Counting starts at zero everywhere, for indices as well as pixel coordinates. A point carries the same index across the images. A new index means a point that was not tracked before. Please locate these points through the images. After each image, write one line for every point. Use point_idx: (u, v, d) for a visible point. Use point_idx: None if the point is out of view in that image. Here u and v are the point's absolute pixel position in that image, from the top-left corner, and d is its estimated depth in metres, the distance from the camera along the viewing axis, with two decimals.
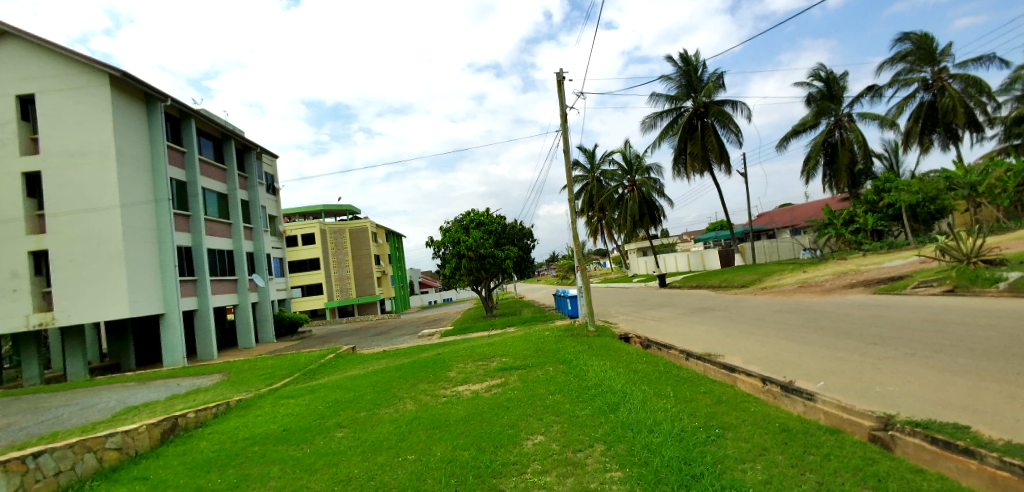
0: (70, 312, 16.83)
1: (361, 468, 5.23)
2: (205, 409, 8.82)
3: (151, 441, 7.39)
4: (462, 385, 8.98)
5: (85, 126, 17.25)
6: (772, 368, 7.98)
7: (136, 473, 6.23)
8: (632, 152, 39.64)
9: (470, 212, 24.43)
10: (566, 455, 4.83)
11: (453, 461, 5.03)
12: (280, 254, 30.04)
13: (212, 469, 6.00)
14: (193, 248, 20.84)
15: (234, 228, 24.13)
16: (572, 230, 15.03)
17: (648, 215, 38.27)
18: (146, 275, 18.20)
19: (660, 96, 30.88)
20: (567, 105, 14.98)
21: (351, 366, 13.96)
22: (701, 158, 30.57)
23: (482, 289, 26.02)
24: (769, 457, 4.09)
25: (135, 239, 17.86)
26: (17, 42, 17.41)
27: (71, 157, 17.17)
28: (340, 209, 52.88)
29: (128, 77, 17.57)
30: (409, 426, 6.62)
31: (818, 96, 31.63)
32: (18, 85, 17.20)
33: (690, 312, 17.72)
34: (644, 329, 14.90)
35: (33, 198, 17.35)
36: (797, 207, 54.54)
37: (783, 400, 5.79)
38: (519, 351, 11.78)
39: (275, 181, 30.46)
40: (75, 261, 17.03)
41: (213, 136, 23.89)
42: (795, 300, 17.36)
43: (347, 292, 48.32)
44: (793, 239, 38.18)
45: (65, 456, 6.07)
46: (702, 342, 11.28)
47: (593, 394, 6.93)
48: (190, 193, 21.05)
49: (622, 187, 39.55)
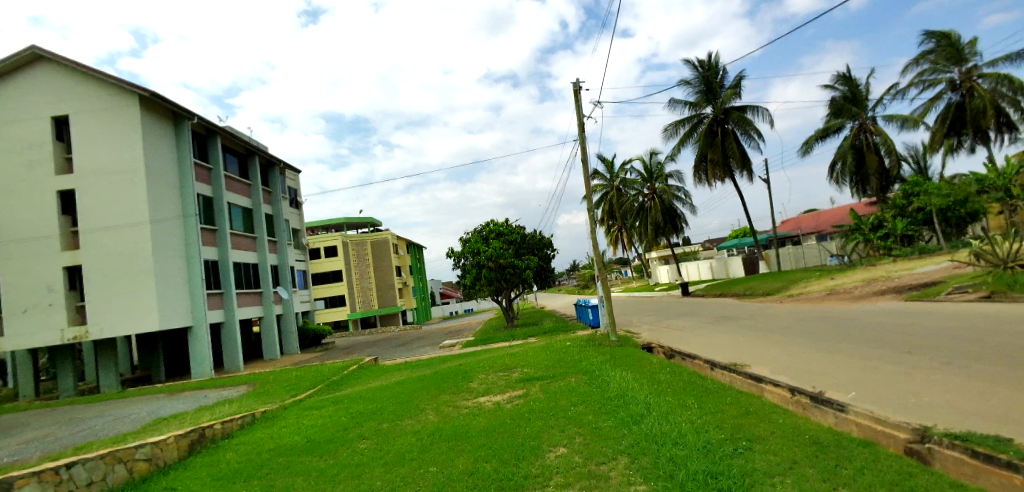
0: (103, 325, 17.40)
1: (384, 480, 5.24)
2: (231, 420, 8.96)
3: (179, 453, 7.53)
4: (483, 396, 8.99)
5: (116, 144, 17.86)
6: (799, 378, 7.80)
7: (164, 484, 6.35)
8: (652, 159, 39.27)
9: (489, 223, 24.57)
10: (589, 468, 4.77)
11: (475, 473, 5.00)
12: (304, 266, 30.68)
13: (238, 480, 6.09)
14: (220, 262, 21.27)
15: (260, 242, 24.66)
16: (591, 238, 15.00)
17: (670, 223, 37.81)
18: (174, 289, 18.61)
19: (679, 103, 30.60)
20: (583, 114, 15.04)
21: (372, 377, 14.11)
22: (722, 165, 30.37)
23: (503, 299, 25.79)
24: (800, 471, 3.98)
25: (165, 253, 18.35)
26: (50, 65, 18.12)
27: (104, 174, 17.79)
28: (361, 222, 53.60)
29: (156, 97, 18.14)
30: (431, 437, 6.62)
31: (838, 99, 30.79)
32: (53, 106, 17.89)
33: (714, 321, 17.32)
34: (667, 338, 14.81)
35: (67, 216, 18.02)
36: (823, 212, 53.19)
37: (813, 411, 5.63)
38: (541, 362, 11.74)
39: (298, 195, 31.12)
40: (107, 275, 17.58)
41: (238, 152, 24.50)
42: (823, 308, 16.94)
43: (369, 303, 48.84)
44: (819, 245, 37.19)
45: (97, 466, 6.20)
46: (725, 352, 11.12)
47: (615, 405, 6.85)
48: (217, 209, 21.59)
49: (642, 195, 39.23)
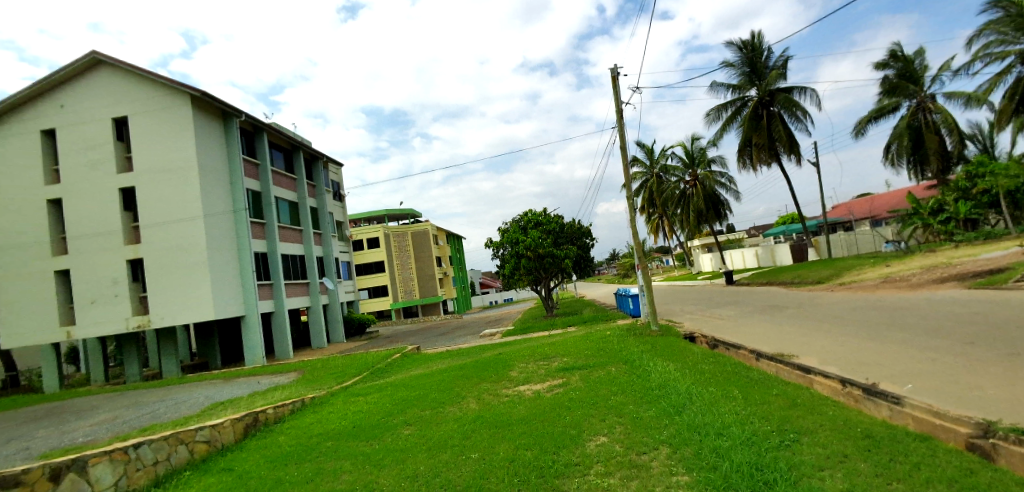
0: (164, 314, 18.46)
1: (428, 465, 5.39)
2: (283, 405, 9.38)
3: (236, 435, 7.95)
4: (523, 385, 9.06)
5: (171, 143, 18.79)
6: (851, 370, 7.52)
7: (222, 465, 6.73)
8: (694, 145, 38.26)
9: (527, 213, 24.58)
10: (629, 457, 4.77)
11: (516, 460, 5.07)
12: (348, 258, 31.57)
13: (290, 462, 6.39)
14: (269, 254, 22.15)
15: (305, 234, 25.51)
16: (631, 227, 14.80)
17: (713, 210, 36.80)
18: (227, 280, 19.52)
19: (721, 86, 29.62)
20: (622, 101, 14.79)
21: (416, 365, 14.46)
22: (767, 149, 29.27)
23: (543, 289, 25.83)
24: (850, 465, 3.85)
25: (217, 246, 19.24)
26: (109, 69, 19.15)
27: (161, 171, 18.76)
28: (402, 213, 54.62)
29: (206, 96, 18.94)
30: (472, 424, 6.74)
31: (893, 78, 29.03)
32: (112, 108, 18.94)
33: (760, 311, 16.83)
34: (711, 328, 14.51)
35: (129, 212, 19.13)
36: (878, 196, 50.58)
37: (866, 404, 5.42)
38: (581, 351, 11.72)
39: (341, 188, 31.96)
40: (167, 268, 18.61)
41: (283, 147, 25.33)
42: (877, 296, 16.19)
43: (411, 293, 49.86)
44: (873, 230, 35.53)
45: (162, 447, 6.60)
46: (771, 342, 10.82)
47: (656, 395, 6.79)
48: (265, 203, 22.45)
49: (684, 181, 38.32)
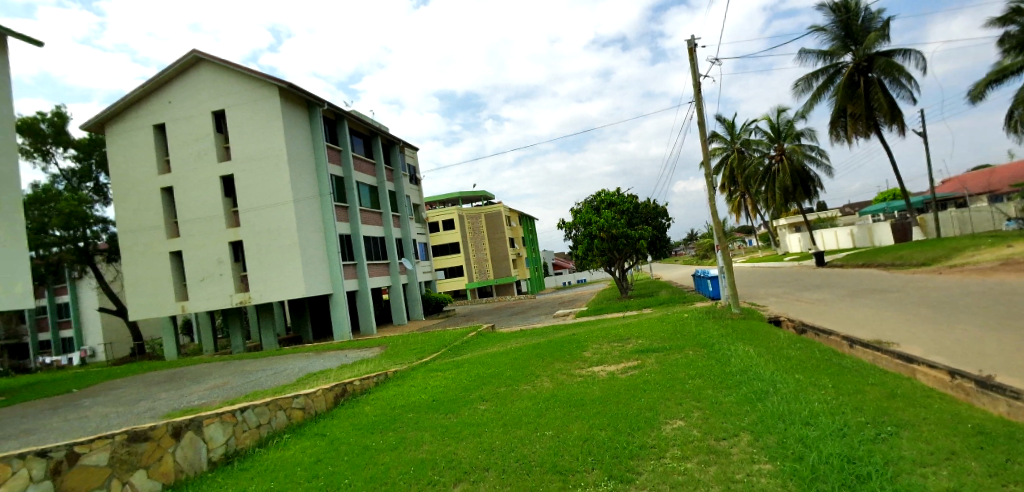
0: (262, 292, 20.14)
1: (502, 440, 5.57)
2: (368, 378, 10.00)
3: (327, 404, 8.59)
4: (597, 366, 9.06)
5: (263, 133, 20.22)
6: (962, 360, 6.85)
7: (316, 430, 7.33)
8: (780, 117, 35.76)
9: (600, 193, 24.21)
10: (707, 442, 4.67)
11: (590, 440, 5.12)
12: (425, 239, 32.71)
13: (375, 431, 6.83)
14: (352, 236, 23.42)
15: (385, 217, 26.68)
16: (710, 206, 14.19)
17: (801, 186, 34.34)
18: (315, 260, 20.91)
19: (811, 53, 27.35)
20: (700, 74, 14.07)
21: (491, 344, 14.86)
22: (865, 119, 26.75)
23: (616, 270, 25.47)
24: (957, 463, 3.55)
25: (306, 228, 20.61)
26: (208, 66, 20.82)
27: (256, 160, 20.28)
28: (475, 196, 55.62)
29: (292, 87, 20.14)
30: (547, 403, 6.86)
31: (1020, 33, 25.16)
32: (212, 102, 20.63)
33: (855, 294, 15.65)
34: (798, 312, 13.72)
35: (229, 198, 20.91)
36: (1001, 168, 44.87)
37: (979, 398, 4.93)
38: (656, 333, 11.49)
39: (417, 172, 33.01)
40: (263, 249, 20.22)
41: (363, 134, 26.50)
42: (996, 280, 14.51)
43: (485, 274, 50.93)
44: (995, 207, 31.24)
45: (264, 411, 7.26)
46: (867, 328, 10.07)
47: (737, 381, 6.56)
48: (347, 187, 23.68)
49: (769, 157, 36.00)
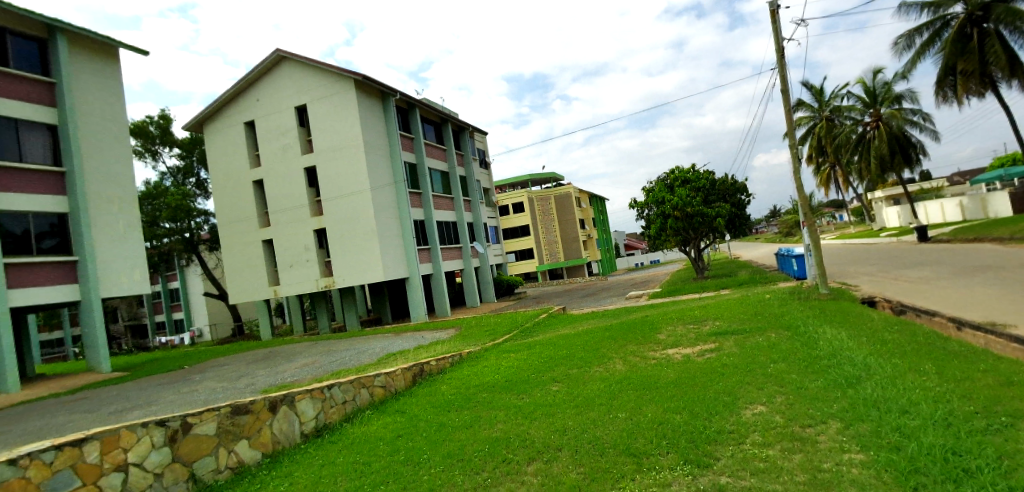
0: (345, 276, 21.37)
1: (575, 421, 5.62)
2: (444, 359, 10.37)
3: (406, 382, 9.03)
4: (672, 349, 8.83)
5: (341, 124, 21.24)
6: None
7: (397, 407, 7.75)
8: (876, 80, 32.59)
9: (674, 170, 23.31)
10: (791, 429, 4.45)
11: (664, 423, 5.03)
12: (495, 223, 33.14)
13: (451, 409, 7.12)
14: (425, 221, 24.18)
15: (456, 202, 27.28)
16: (795, 180, 13.28)
17: (902, 154, 31.22)
18: (392, 245, 21.83)
19: (914, 5, 24.59)
20: (783, 37, 13.08)
21: (562, 325, 14.90)
22: (979, 76, 23.74)
23: (692, 249, 24.55)
24: None
25: (383, 215, 21.53)
26: (291, 63, 22.08)
27: (335, 151, 21.38)
28: (545, 178, 55.46)
29: (366, 79, 20.95)
30: (619, 385, 6.81)
31: None
32: (295, 98, 21.91)
33: (966, 272, 14.14)
34: (897, 292, 12.63)
35: (313, 188, 22.24)
36: None
37: None
38: (736, 315, 10.99)
39: (486, 156, 33.37)
40: (344, 235, 21.38)
41: (433, 121, 27.12)
42: None
43: (555, 256, 50.93)
44: None
45: (348, 388, 7.76)
46: (979, 308, 9.09)
47: (825, 366, 6.16)
48: (420, 174, 24.40)
49: (863, 123, 32.99)
